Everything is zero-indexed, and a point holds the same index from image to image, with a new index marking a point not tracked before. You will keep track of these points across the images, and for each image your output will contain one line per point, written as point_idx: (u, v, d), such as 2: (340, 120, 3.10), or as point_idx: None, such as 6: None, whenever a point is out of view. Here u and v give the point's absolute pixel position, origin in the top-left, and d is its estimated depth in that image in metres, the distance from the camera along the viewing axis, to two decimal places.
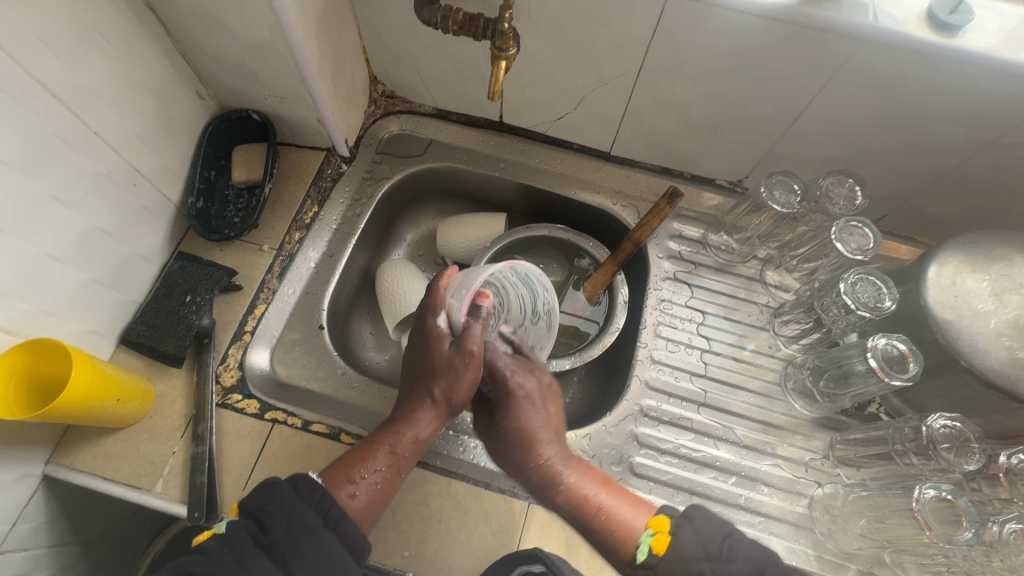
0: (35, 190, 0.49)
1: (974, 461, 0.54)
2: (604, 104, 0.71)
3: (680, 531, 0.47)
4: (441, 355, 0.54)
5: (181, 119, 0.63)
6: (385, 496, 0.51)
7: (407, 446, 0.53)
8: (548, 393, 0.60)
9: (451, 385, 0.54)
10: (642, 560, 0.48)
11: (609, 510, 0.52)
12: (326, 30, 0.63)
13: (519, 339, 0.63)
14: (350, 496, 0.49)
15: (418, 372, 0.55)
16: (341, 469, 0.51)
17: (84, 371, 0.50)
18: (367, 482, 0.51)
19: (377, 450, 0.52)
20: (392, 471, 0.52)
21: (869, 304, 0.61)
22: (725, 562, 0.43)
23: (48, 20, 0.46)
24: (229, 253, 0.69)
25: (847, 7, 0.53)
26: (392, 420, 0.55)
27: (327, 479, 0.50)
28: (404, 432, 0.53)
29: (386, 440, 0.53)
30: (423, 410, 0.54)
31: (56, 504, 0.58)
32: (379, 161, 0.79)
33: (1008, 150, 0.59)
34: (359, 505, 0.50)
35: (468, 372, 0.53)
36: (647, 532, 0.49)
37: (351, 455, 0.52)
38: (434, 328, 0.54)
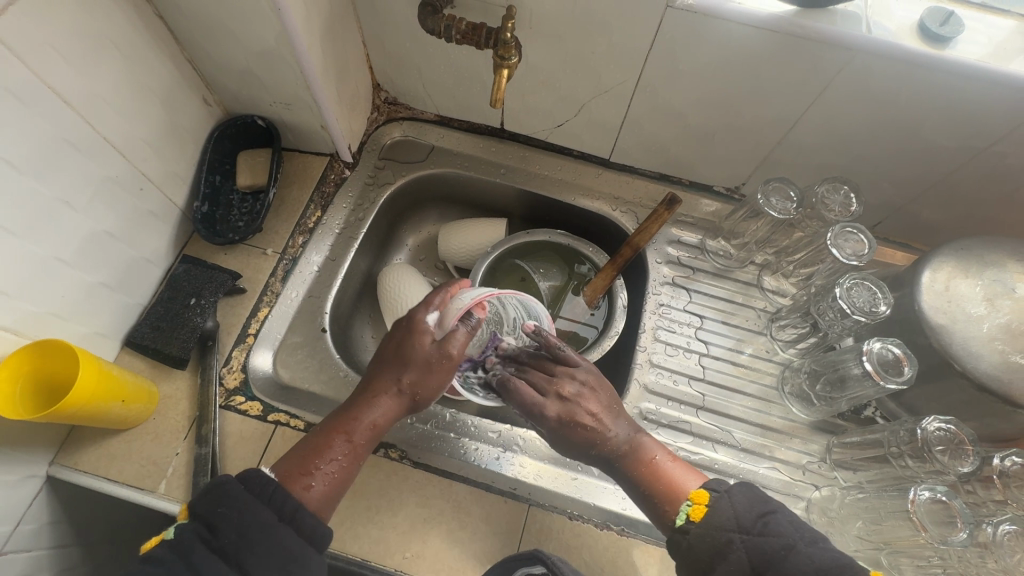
0: (43, 192, 0.49)
1: (969, 464, 0.55)
2: (604, 112, 0.72)
3: (716, 504, 0.47)
4: (420, 348, 0.52)
5: (187, 124, 0.64)
6: (341, 487, 0.49)
7: (364, 434, 0.51)
8: (590, 388, 0.55)
9: (421, 379, 0.52)
10: (680, 526, 0.48)
11: (662, 474, 0.51)
12: (331, 38, 0.64)
13: (545, 335, 0.57)
14: (305, 488, 0.47)
15: (388, 362, 0.53)
16: (296, 460, 0.48)
17: (91, 372, 0.50)
18: (324, 472, 0.49)
19: (334, 440, 0.50)
20: (349, 461, 0.50)
21: (864, 308, 0.61)
22: (757, 535, 0.44)
23: (60, 27, 0.47)
24: (234, 257, 0.69)
25: (841, 19, 0.55)
26: (349, 407, 0.52)
27: (281, 472, 0.48)
28: (362, 419, 0.51)
29: (344, 428, 0.50)
30: (386, 399, 0.52)
31: (59, 505, 0.58)
32: (381, 167, 0.80)
33: (999, 159, 0.61)
34: (314, 497, 0.47)
35: (442, 371, 0.52)
36: (687, 502, 0.49)
37: (309, 444, 0.50)
38: (422, 324, 0.53)
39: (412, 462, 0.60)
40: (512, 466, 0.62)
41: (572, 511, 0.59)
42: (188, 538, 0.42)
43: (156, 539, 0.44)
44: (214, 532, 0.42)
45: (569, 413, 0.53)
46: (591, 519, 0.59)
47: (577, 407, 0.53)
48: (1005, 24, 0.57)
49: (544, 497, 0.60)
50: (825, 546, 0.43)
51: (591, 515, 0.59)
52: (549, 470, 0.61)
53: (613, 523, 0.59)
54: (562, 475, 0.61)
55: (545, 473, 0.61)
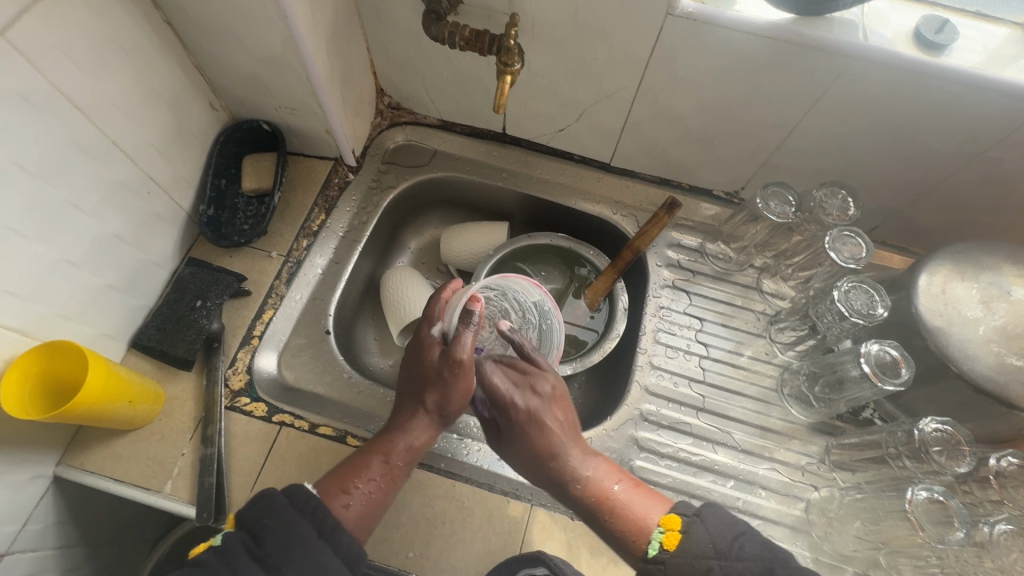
0: (54, 195, 0.50)
1: (965, 464, 0.55)
2: (604, 117, 0.73)
3: (690, 529, 0.47)
4: (431, 362, 0.54)
5: (194, 128, 0.65)
6: (378, 506, 0.50)
7: (402, 454, 0.52)
8: (557, 397, 0.56)
9: (445, 396, 0.54)
10: (653, 556, 0.47)
11: (624, 505, 0.51)
12: (336, 44, 0.65)
13: (519, 336, 0.58)
14: (344, 506, 0.48)
15: (412, 383, 0.55)
16: (335, 479, 0.50)
17: (100, 373, 0.51)
18: (362, 491, 0.49)
19: (371, 460, 0.51)
20: (387, 480, 0.51)
21: (862, 311, 0.62)
22: (735, 560, 0.44)
23: (71, 34, 0.48)
24: (239, 259, 0.70)
25: (837, 27, 0.56)
26: (387, 430, 0.54)
27: (322, 489, 0.49)
28: (397, 440, 0.53)
29: (381, 448, 0.52)
30: (417, 418, 0.54)
31: (65, 505, 0.59)
32: (384, 171, 0.81)
33: (994, 163, 0.62)
34: (353, 515, 0.48)
35: (463, 382, 0.53)
36: (658, 529, 0.48)
37: (346, 465, 0.51)
38: (427, 337, 0.55)
39: (416, 463, 0.61)
40: (514, 466, 0.63)
41: (574, 511, 0.60)
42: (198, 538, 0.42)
43: (203, 545, 0.43)
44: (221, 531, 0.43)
45: (534, 419, 0.54)
46: None
47: (542, 415, 0.54)
48: (1000, 32, 0.58)
49: (545, 497, 0.61)
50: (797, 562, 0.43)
51: None
52: None
53: None
54: None
55: None
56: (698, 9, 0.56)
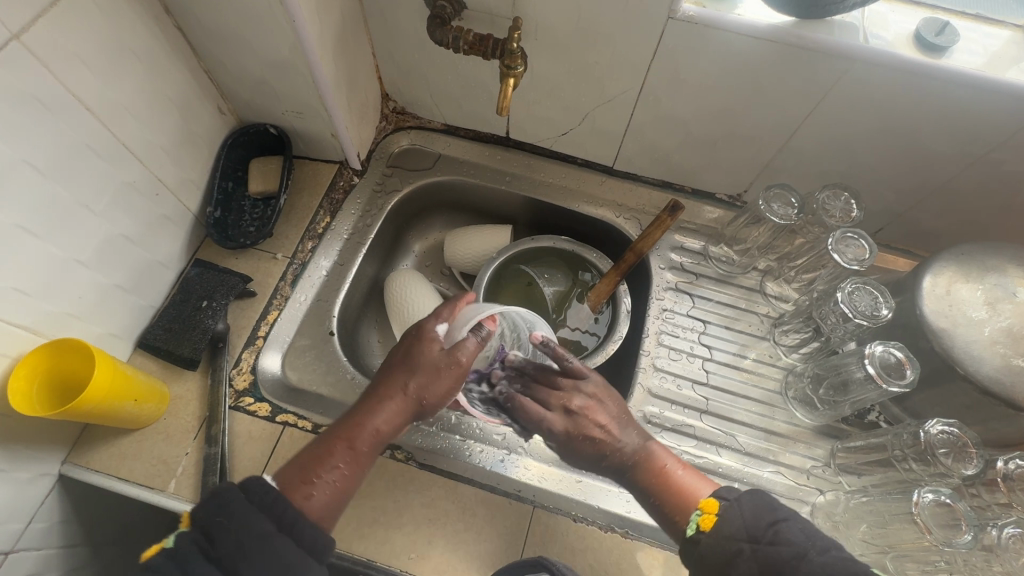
0: (64, 196, 0.51)
1: (972, 466, 0.55)
2: (607, 120, 0.73)
3: (726, 512, 0.46)
4: (428, 355, 0.53)
5: (202, 132, 0.66)
6: (341, 496, 0.49)
7: (368, 443, 0.51)
8: (596, 398, 0.56)
9: (427, 385, 0.52)
10: (691, 536, 0.47)
11: (671, 475, 0.52)
12: (342, 49, 0.66)
13: (552, 345, 0.56)
14: (305, 497, 0.47)
15: (394, 370, 0.53)
16: (296, 470, 0.48)
17: (106, 371, 0.52)
18: (325, 481, 0.48)
19: (337, 448, 0.50)
20: (351, 468, 0.50)
21: (866, 312, 0.62)
22: (767, 544, 0.43)
23: (86, 39, 0.49)
24: (245, 261, 0.71)
25: (838, 29, 0.56)
26: (353, 412, 0.52)
27: (281, 481, 0.47)
28: (366, 426, 0.51)
29: (349, 435, 0.51)
30: (389, 403, 0.52)
31: (70, 503, 0.59)
32: (389, 174, 0.81)
33: (997, 165, 0.62)
34: (315, 506, 0.47)
35: (447, 379, 0.52)
36: (697, 512, 0.48)
37: (310, 453, 0.50)
38: (429, 331, 0.54)
39: (418, 465, 0.61)
40: (517, 468, 0.62)
41: (576, 513, 0.59)
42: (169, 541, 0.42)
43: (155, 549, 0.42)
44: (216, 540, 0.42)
45: (577, 428, 0.55)
46: (595, 521, 0.59)
47: (583, 421, 0.55)
48: (1001, 34, 0.58)
49: (548, 500, 0.60)
50: (841, 553, 0.42)
51: (595, 518, 0.59)
52: (553, 473, 0.62)
53: (616, 527, 0.59)
54: (566, 478, 0.61)
55: (549, 476, 0.62)
56: (700, 13, 0.56)
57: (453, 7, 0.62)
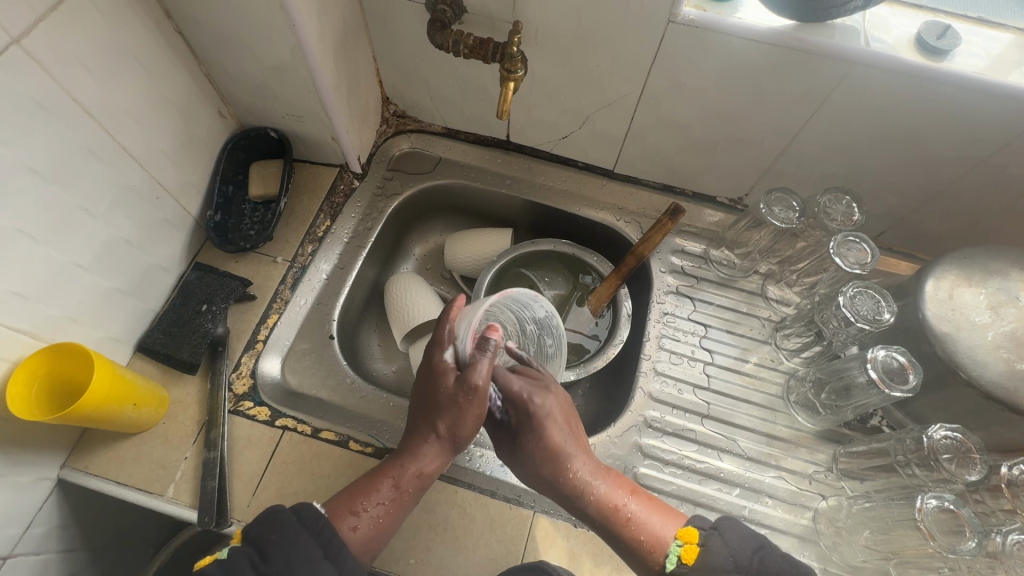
0: (65, 199, 0.51)
1: (976, 472, 0.54)
2: (608, 124, 0.73)
3: (709, 542, 0.50)
4: (445, 390, 0.53)
5: (203, 135, 0.66)
6: (387, 527, 0.52)
7: (410, 479, 0.53)
8: (563, 407, 0.58)
9: (456, 422, 0.53)
10: (671, 569, 0.50)
11: (638, 519, 0.53)
12: (342, 53, 0.66)
13: (525, 353, 0.62)
14: (351, 528, 0.50)
15: (424, 407, 0.54)
16: (343, 503, 0.52)
17: (105, 375, 0.52)
18: (370, 515, 0.51)
19: (380, 484, 0.52)
20: (395, 504, 0.52)
21: (868, 316, 0.62)
22: (754, 574, 0.46)
23: (86, 43, 0.49)
24: (245, 264, 0.71)
25: (838, 32, 0.56)
26: (397, 454, 0.55)
27: (330, 510, 0.51)
28: (408, 467, 0.53)
29: (390, 473, 0.53)
30: (426, 445, 0.54)
31: (69, 508, 0.59)
32: (389, 177, 0.81)
33: (1000, 169, 0.61)
34: (360, 538, 0.50)
35: (472, 412, 0.52)
36: (676, 543, 0.51)
37: (356, 488, 0.53)
38: (441, 362, 0.54)
39: None
40: (517, 473, 0.62)
41: (577, 519, 0.59)
42: (223, 553, 0.45)
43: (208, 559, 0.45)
44: (264, 556, 0.44)
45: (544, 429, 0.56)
46: None
47: (549, 426, 0.56)
48: (1003, 37, 0.58)
49: (548, 505, 0.60)
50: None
51: None
52: None
53: None
54: None
55: None
56: (700, 16, 0.56)
57: (453, 11, 0.62)
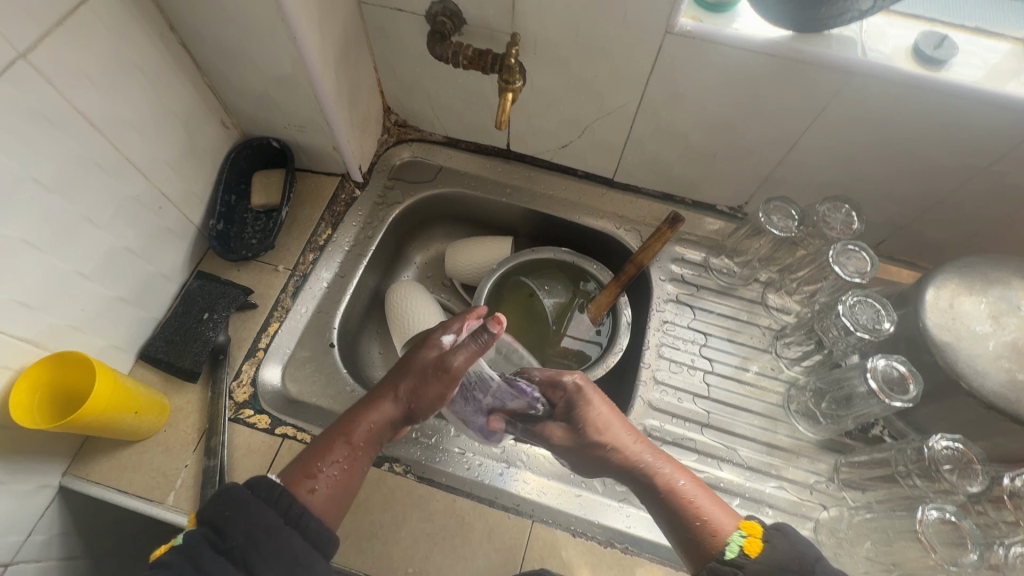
0: (70, 210, 0.52)
1: (977, 483, 0.54)
2: (607, 133, 0.74)
3: (774, 540, 0.47)
4: (423, 361, 0.54)
5: (206, 146, 0.67)
6: (340, 490, 0.50)
7: (365, 442, 0.52)
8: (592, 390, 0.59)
9: (421, 389, 0.53)
10: (731, 559, 0.47)
11: (698, 504, 0.51)
12: (344, 64, 0.67)
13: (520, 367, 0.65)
14: (309, 490, 0.48)
15: (395, 372, 0.55)
16: (299, 465, 0.49)
17: (107, 384, 0.52)
18: (326, 474, 0.49)
19: (336, 442, 0.51)
20: (350, 462, 0.51)
21: (868, 325, 0.62)
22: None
23: (91, 56, 0.50)
24: (246, 273, 0.71)
25: (836, 43, 0.56)
26: (352, 411, 0.53)
27: (286, 476, 0.48)
28: (364, 423, 0.52)
29: (346, 430, 0.52)
30: (385, 405, 0.53)
31: (70, 515, 0.59)
32: (390, 186, 0.82)
33: (1000, 177, 0.61)
34: (317, 500, 0.48)
35: (444, 389, 0.53)
36: (738, 534, 0.49)
37: (313, 448, 0.51)
38: (432, 339, 0.55)
39: (417, 477, 0.61)
40: (516, 481, 0.62)
41: (576, 528, 0.59)
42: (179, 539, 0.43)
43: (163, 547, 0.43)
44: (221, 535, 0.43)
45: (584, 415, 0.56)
46: (595, 537, 0.59)
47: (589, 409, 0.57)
48: (1001, 47, 0.58)
49: (547, 514, 0.60)
50: None
51: (594, 533, 0.59)
52: (552, 487, 0.61)
53: (616, 542, 0.59)
54: (566, 492, 0.61)
55: (549, 489, 0.61)
56: (697, 27, 0.57)
57: (453, 23, 0.63)
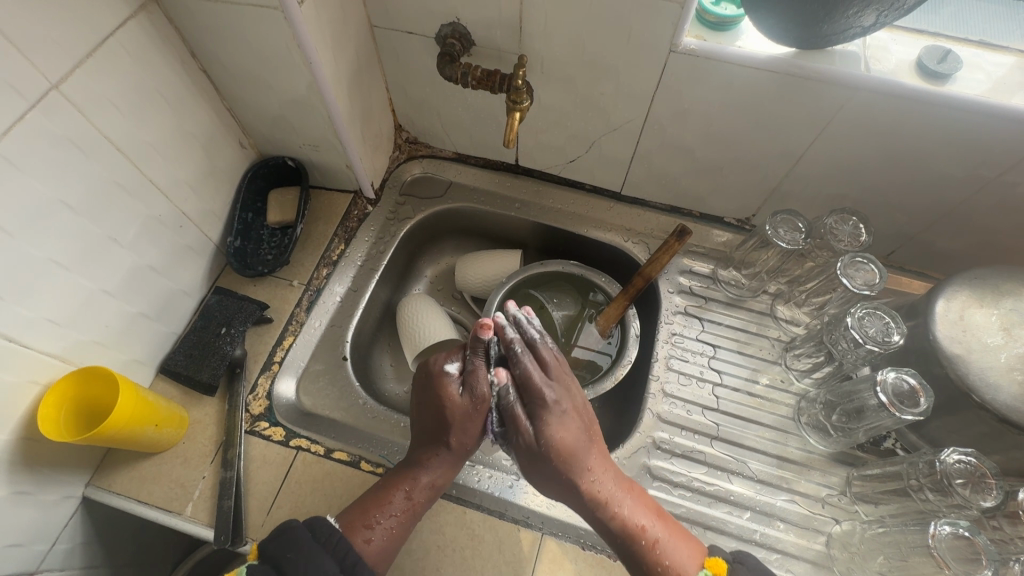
0: (96, 230, 0.54)
1: (992, 498, 0.53)
2: (614, 148, 0.75)
3: (738, 571, 0.52)
4: (454, 404, 0.57)
5: (224, 166, 0.70)
6: (396, 541, 0.54)
7: (422, 491, 0.56)
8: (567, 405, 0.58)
9: (463, 433, 0.58)
10: None
11: (663, 542, 0.53)
12: (357, 85, 0.69)
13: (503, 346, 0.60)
14: (366, 540, 0.53)
15: (433, 421, 0.58)
16: (358, 514, 0.54)
17: (130, 398, 0.54)
18: (383, 527, 0.54)
19: (394, 496, 0.55)
20: (406, 516, 0.55)
21: (877, 338, 0.61)
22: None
23: (117, 85, 0.52)
24: (262, 288, 0.73)
25: (839, 59, 0.57)
26: (408, 464, 0.57)
27: (345, 523, 0.53)
28: (420, 478, 0.56)
29: (403, 485, 0.56)
30: (436, 457, 0.57)
31: (92, 525, 0.61)
32: (402, 202, 0.84)
33: (1009, 188, 0.61)
34: (375, 549, 0.53)
35: (482, 417, 0.58)
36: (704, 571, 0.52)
37: (369, 499, 0.55)
38: (443, 374, 0.59)
39: None
40: (525, 493, 0.62)
41: (584, 541, 0.59)
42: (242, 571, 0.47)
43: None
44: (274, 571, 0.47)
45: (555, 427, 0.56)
46: (604, 549, 0.59)
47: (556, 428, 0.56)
48: (1005, 60, 0.59)
49: (556, 527, 0.60)
50: None
51: (603, 546, 0.59)
52: (561, 499, 0.62)
53: None
54: None
55: (558, 502, 0.62)
56: (700, 46, 0.58)
57: (461, 45, 0.65)
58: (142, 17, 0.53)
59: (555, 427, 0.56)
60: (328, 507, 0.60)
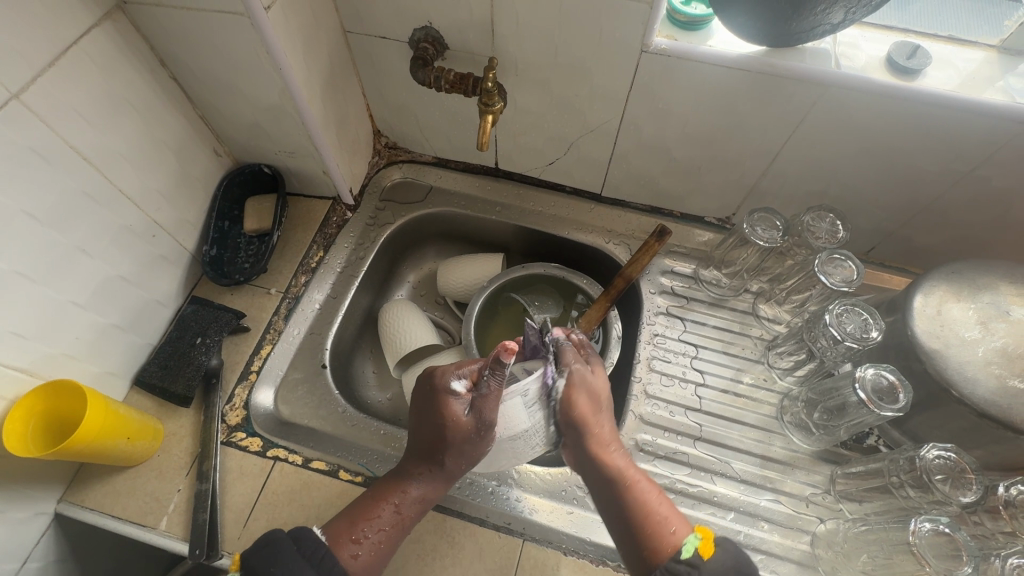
0: (63, 242, 0.53)
1: (972, 493, 0.53)
2: (592, 149, 0.75)
3: (723, 544, 0.49)
4: (456, 428, 0.54)
5: (198, 174, 0.69)
6: (384, 554, 0.54)
7: (411, 504, 0.55)
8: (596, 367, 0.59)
9: (463, 454, 0.55)
10: (687, 557, 0.48)
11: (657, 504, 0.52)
12: (331, 91, 0.68)
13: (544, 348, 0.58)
14: (352, 556, 0.52)
15: (431, 439, 0.55)
16: (344, 527, 0.53)
17: (99, 410, 0.53)
18: (371, 541, 0.53)
19: (382, 509, 0.54)
20: (394, 530, 0.54)
21: (856, 334, 0.61)
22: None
23: (82, 94, 0.52)
24: (239, 296, 0.73)
25: (809, 57, 0.57)
26: (398, 478, 0.57)
27: (331, 536, 0.53)
28: (410, 493, 0.55)
29: (392, 499, 0.55)
30: (429, 473, 0.56)
31: (66, 542, 0.60)
32: (381, 208, 0.83)
33: (983, 182, 0.61)
34: (361, 564, 0.52)
35: (484, 442, 0.54)
36: (693, 535, 0.50)
37: (357, 511, 0.55)
38: (449, 393, 0.54)
39: None
40: (508, 499, 0.62)
41: (567, 547, 0.59)
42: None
43: None
44: None
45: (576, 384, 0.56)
46: (586, 554, 0.58)
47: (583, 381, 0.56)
48: (975, 56, 0.59)
49: (538, 533, 0.60)
50: None
51: (586, 551, 0.58)
52: (545, 504, 0.61)
53: (609, 560, 0.58)
54: (557, 509, 0.61)
55: (541, 507, 0.61)
56: (671, 46, 0.58)
57: (434, 49, 0.65)
58: (107, 25, 0.53)
59: (597, 376, 0.58)
60: (306, 517, 0.59)
